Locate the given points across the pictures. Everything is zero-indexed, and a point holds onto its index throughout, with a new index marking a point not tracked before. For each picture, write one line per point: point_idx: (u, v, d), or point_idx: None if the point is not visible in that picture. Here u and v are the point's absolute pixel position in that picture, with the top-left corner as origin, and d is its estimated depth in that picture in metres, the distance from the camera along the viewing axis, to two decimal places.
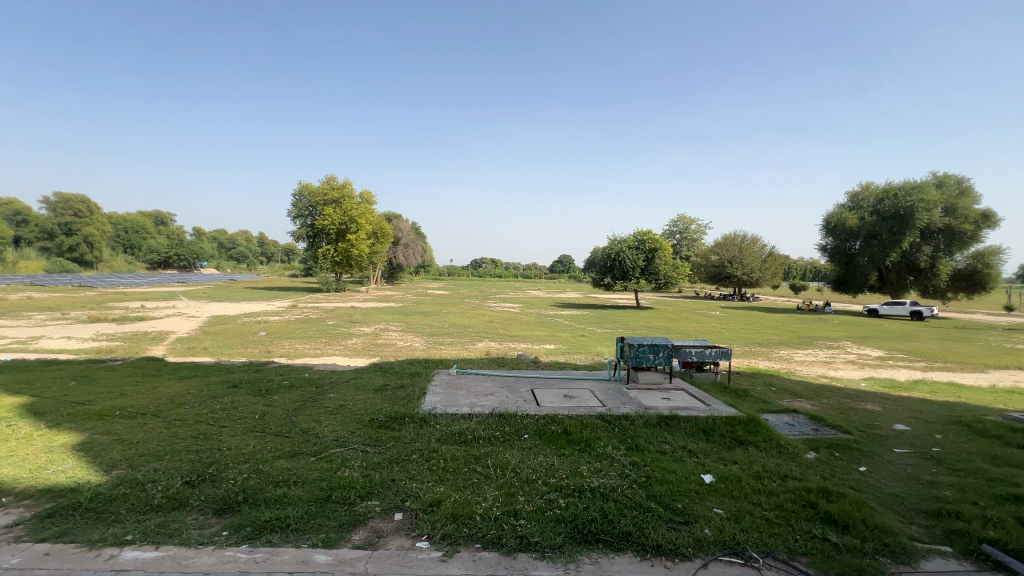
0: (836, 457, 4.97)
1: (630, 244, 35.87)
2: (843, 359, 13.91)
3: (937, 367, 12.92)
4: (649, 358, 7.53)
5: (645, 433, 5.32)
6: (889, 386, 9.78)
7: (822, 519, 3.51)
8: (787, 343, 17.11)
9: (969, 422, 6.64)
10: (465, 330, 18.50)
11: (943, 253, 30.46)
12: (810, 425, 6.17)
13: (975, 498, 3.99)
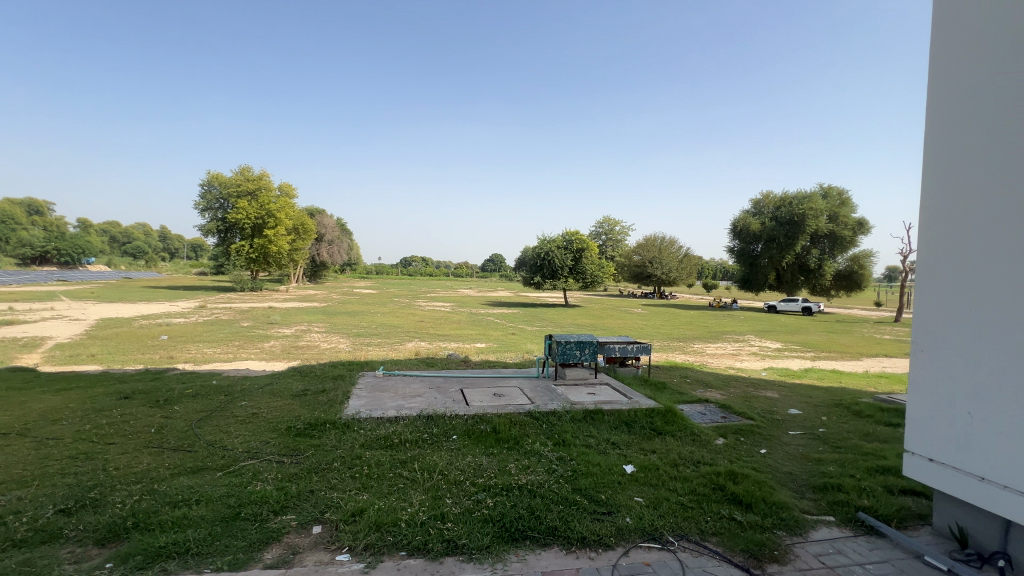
0: (741, 442, 5.42)
1: (559, 244, 36.84)
2: (748, 352, 15.29)
3: (823, 356, 14.61)
4: (576, 354, 7.75)
5: (571, 428, 5.47)
6: (785, 375, 10.89)
7: (729, 500, 3.80)
8: (700, 338, 18.45)
9: (849, 404, 7.55)
10: (395, 330, 17.99)
11: (828, 255, 34.45)
12: (719, 413, 6.68)
13: (852, 471, 4.53)
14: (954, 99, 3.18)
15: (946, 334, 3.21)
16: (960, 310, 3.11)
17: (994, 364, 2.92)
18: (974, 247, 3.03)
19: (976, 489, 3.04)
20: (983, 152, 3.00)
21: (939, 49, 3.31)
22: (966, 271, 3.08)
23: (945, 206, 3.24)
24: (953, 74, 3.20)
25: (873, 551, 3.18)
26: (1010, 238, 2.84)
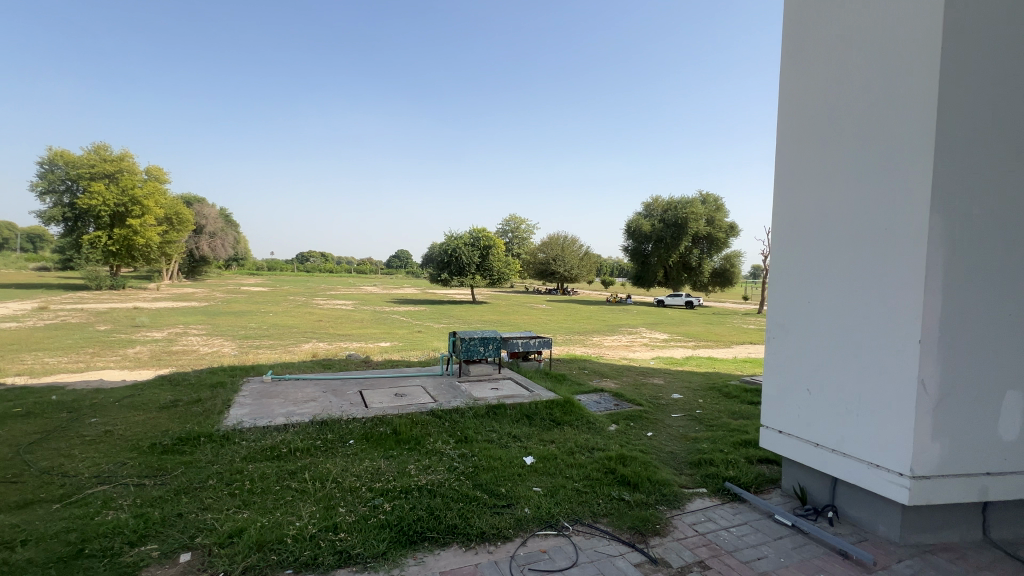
0: (631, 426, 5.86)
1: (466, 241, 36.82)
2: (640, 343, 16.62)
3: (701, 345, 16.37)
4: (479, 350, 7.79)
5: (473, 424, 5.48)
6: (669, 363, 12.02)
7: (619, 482, 4.07)
8: (599, 331, 19.62)
9: (720, 386, 8.54)
10: (289, 331, 16.68)
11: (706, 255, 38.58)
12: (612, 401, 7.16)
13: (721, 446, 5.12)
14: (799, 124, 3.73)
15: (793, 324, 3.75)
16: (803, 303, 3.67)
17: (827, 348, 3.48)
18: (814, 250, 3.58)
19: (813, 454, 3.60)
20: (819, 169, 3.55)
21: (788, 79, 3.85)
22: (808, 271, 3.63)
23: (792, 214, 3.78)
24: (799, 102, 3.75)
25: (735, 515, 3.62)
26: (838, 243, 3.40)
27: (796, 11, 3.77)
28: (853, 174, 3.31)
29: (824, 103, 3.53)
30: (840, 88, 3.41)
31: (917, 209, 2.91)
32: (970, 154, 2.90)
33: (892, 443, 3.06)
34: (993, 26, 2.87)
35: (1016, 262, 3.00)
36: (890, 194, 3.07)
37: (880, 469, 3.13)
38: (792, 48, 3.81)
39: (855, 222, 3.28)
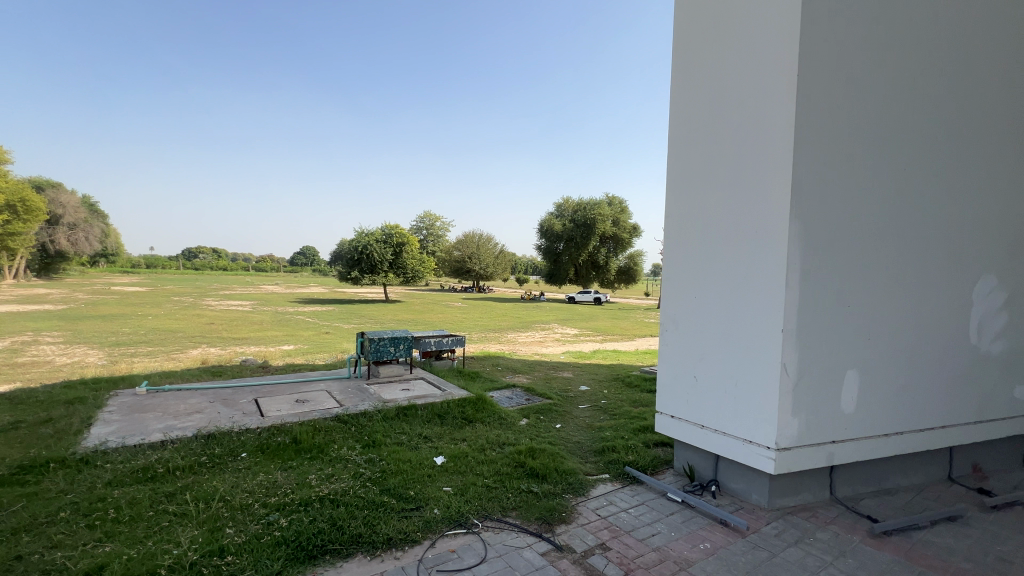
0: (541, 420, 6.04)
1: (378, 237, 35.45)
2: (551, 338, 17.21)
3: (608, 339, 17.37)
4: (389, 351, 7.54)
5: (382, 427, 5.29)
6: (578, 357, 12.60)
7: (528, 475, 4.17)
8: (513, 328, 19.97)
9: (624, 377, 9.11)
10: (171, 336, 14.87)
11: (613, 254, 40.94)
12: (523, 396, 7.33)
13: (623, 433, 5.47)
14: (688, 134, 4.08)
15: (684, 318, 4.11)
16: (692, 298, 4.03)
17: (711, 338, 3.86)
18: (700, 250, 3.95)
19: (700, 435, 3.97)
20: (705, 177, 3.91)
21: (678, 92, 4.19)
22: (695, 269, 3.99)
23: (682, 217, 4.13)
24: (687, 114, 4.09)
25: (634, 497, 3.87)
26: (720, 244, 3.78)
27: (685, 30, 4.10)
28: (732, 182, 3.70)
29: (709, 117, 3.89)
30: (721, 104, 3.78)
31: (782, 215, 3.32)
32: (821, 169, 3.37)
33: (762, 421, 3.48)
34: (837, 59, 3.34)
35: (855, 262, 3.54)
36: (761, 201, 3.47)
37: (753, 444, 3.54)
38: (682, 63, 4.14)
39: (734, 225, 3.67)
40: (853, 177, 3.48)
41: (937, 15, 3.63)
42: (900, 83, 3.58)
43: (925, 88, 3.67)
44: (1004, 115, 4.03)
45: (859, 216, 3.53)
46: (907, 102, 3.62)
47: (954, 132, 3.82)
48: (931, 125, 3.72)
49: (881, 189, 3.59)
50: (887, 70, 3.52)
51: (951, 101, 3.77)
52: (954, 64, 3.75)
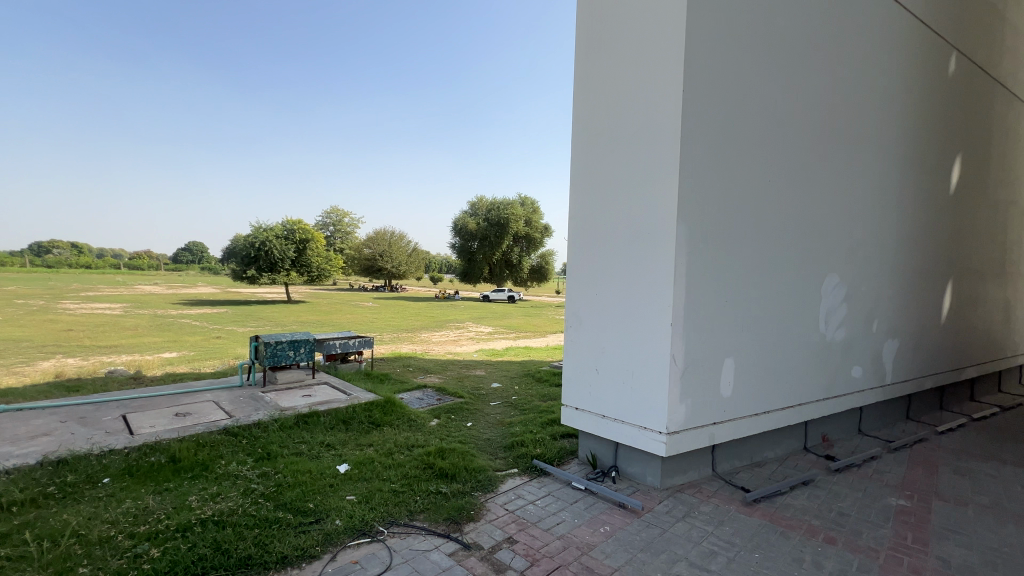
0: (452, 419, 5.99)
1: (278, 233, 32.89)
2: (465, 337, 17.19)
3: (520, 336, 17.76)
4: (288, 355, 7.01)
5: (278, 438, 4.90)
6: (490, 354, 12.72)
7: (437, 476, 4.12)
8: (426, 327, 19.60)
9: (534, 373, 9.36)
10: (13, 345, 12.51)
11: (525, 253, 41.91)
12: (434, 396, 7.22)
13: (532, 427, 5.62)
14: (589, 139, 4.27)
15: (586, 314, 4.31)
16: (593, 295, 4.24)
17: (611, 333, 4.09)
18: (600, 249, 4.17)
19: (602, 424, 4.20)
20: (604, 180, 4.13)
21: (580, 98, 4.36)
22: (596, 267, 4.20)
23: (584, 218, 4.32)
24: (588, 120, 4.29)
25: (541, 489, 3.99)
26: (618, 243, 4.02)
27: (585, 39, 4.28)
28: (628, 185, 3.95)
29: (607, 124, 4.11)
30: (618, 113, 4.02)
31: (670, 218, 3.61)
32: (703, 177, 3.73)
33: (655, 409, 3.76)
34: (715, 79, 3.72)
35: (732, 261, 3.97)
36: (653, 205, 3.75)
37: (647, 430, 3.82)
38: (582, 71, 4.32)
39: (631, 226, 3.92)
40: (729, 185, 3.90)
41: (793, 48, 4.19)
42: (765, 105, 4.07)
43: (785, 111, 4.22)
44: (842, 137, 4.74)
45: (734, 220, 3.96)
46: (771, 122, 4.13)
47: (807, 150, 4.43)
48: (790, 142, 4.28)
49: (752, 197, 4.06)
50: (755, 93, 3.99)
51: (804, 123, 4.38)
52: (805, 90, 4.34)
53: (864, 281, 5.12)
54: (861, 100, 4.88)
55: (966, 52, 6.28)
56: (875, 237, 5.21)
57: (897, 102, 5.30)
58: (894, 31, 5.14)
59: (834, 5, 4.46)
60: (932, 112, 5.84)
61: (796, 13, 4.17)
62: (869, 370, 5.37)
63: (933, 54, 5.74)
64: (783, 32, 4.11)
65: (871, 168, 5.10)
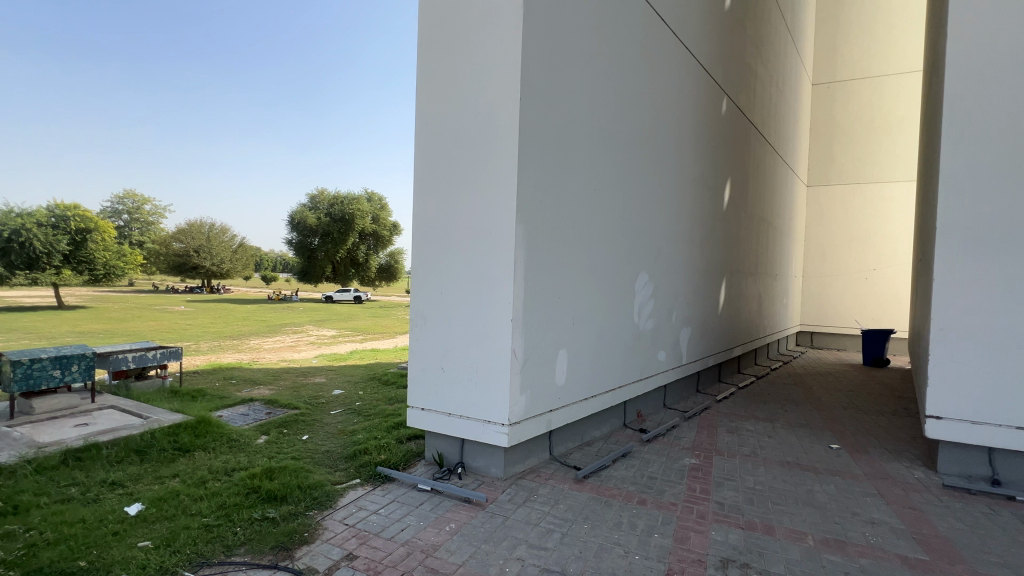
0: (283, 434, 5.38)
1: (43, 220, 25.10)
2: (305, 341, 15.70)
3: (368, 338, 16.91)
4: (53, 376, 5.50)
5: (34, 484, 3.78)
6: (333, 359, 11.82)
7: (263, 500, 3.64)
8: (256, 333, 17.33)
9: (380, 376, 8.96)
10: None
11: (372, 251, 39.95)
12: (263, 410, 6.40)
13: (376, 433, 5.36)
14: (432, 137, 4.22)
15: (431, 313, 4.25)
16: (438, 294, 4.21)
17: (456, 331, 4.12)
18: (445, 248, 4.16)
19: (448, 423, 4.21)
20: (448, 180, 4.14)
21: (422, 93, 4.27)
22: (441, 266, 4.19)
23: (428, 215, 4.26)
24: (431, 117, 4.23)
25: (385, 496, 3.82)
26: (460, 242, 4.08)
27: (427, 34, 4.21)
28: (468, 185, 4.03)
29: (450, 124, 4.12)
30: (461, 114, 4.07)
31: (509, 220, 3.80)
32: (538, 182, 4.01)
33: (498, 402, 3.92)
34: (547, 93, 4.04)
35: (564, 261, 4.35)
36: (493, 206, 3.89)
37: (490, 424, 3.96)
38: (425, 66, 4.24)
39: (473, 226, 4.01)
40: (561, 192, 4.27)
41: (607, 72, 4.76)
42: (589, 122, 4.57)
43: (605, 130, 4.80)
44: (648, 154, 5.55)
45: (565, 224, 4.34)
46: (593, 136, 4.63)
47: (623, 166, 5.10)
48: (609, 158, 4.88)
49: (579, 203, 4.50)
50: (581, 110, 4.45)
51: (620, 141, 5.02)
52: (618, 110, 4.97)
53: (666, 279, 6.10)
54: (662, 126, 5.80)
55: (732, 98, 7.93)
56: (673, 241, 6.22)
57: (687, 131, 6.43)
58: (684, 73, 6.23)
59: (640, 44, 5.23)
60: (712, 143, 7.24)
61: (609, 41, 4.74)
62: (670, 354, 6.41)
63: (712, 96, 7.12)
64: (599, 56, 4.63)
65: (669, 181, 6.07)
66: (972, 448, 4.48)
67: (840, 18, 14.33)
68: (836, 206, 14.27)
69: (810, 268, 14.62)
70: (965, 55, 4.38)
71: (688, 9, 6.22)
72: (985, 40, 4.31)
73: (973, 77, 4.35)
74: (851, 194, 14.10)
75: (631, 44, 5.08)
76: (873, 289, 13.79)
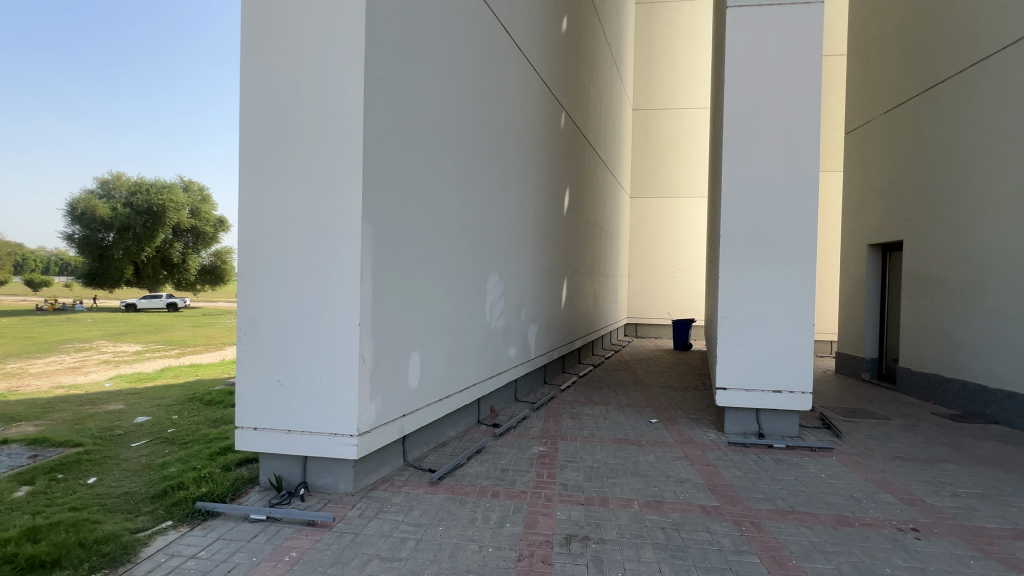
0: (58, 481, 4.24)
1: None
2: (95, 360, 12.64)
3: (186, 352, 14.34)
4: None
5: None
6: (136, 380, 9.73)
7: (22, 571, 2.80)
8: (17, 354, 13.38)
9: (202, 396, 7.67)
10: None
11: (192, 250, 33.77)
12: (25, 454, 4.95)
13: (195, 464, 4.57)
14: (263, 122, 3.75)
15: (265, 320, 3.77)
16: (273, 299, 3.76)
17: (296, 339, 3.73)
18: (281, 247, 3.74)
19: (287, 441, 3.80)
20: (284, 172, 3.72)
21: (248, 71, 3.74)
22: (276, 268, 3.75)
23: (258, 211, 3.76)
24: (261, 99, 3.75)
25: (207, 535, 3.26)
26: (298, 240, 3.72)
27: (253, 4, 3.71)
28: (307, 178, 3.69)
29: (285, 110, 3.72)
30: (298, 100, 3.69)
31: (357, 217, 3.61)
32: (386, 180, 3.88)
33: (345, 411, 3.68)
34: (393, 89, 3.93)
35: (416, 261, 4.29)
36: (338, 204, 3.64)
37: (337, 436, 3.71)
38: (250, 40, 3.73)
39: (314, 225, 3.69)
40: (411, 191, 4.20)
41: (455, 74, 4.81)
42: (439, 123, 4.58)
43: (454, 132, 4.85)
44: (495, 157, 5.75)
45: (415, 224, 4.27)
46: (441, 136, 4.63)
47: (472, 169, 5.21)
48: (459, 160, 4.94)
49: (429, 203, 4.46)
50: (430, 110, 4.43)
51: (469, 145, 5.13)
52: (466, 112, 5.05)
53: (515, 279, 6.43)
54: (508, 133, 6.08)
55: (569, 114, 8.73)
56: (520, 242, 6.57)
57: (531, 140, 6.86)
58: (528, 85, 6.63)
59: (485, 51, 5.40)
60: (553, 153, 7.86)
61: (455, 43, 4.79)
62: (520, 349, 6.76)
63: (552, 110, 7.72)
64: (446, 56, 4.65)
65: (516, 185, 6.39)
66: (747, 410, 5.66)
67: (654, 56, 16.84)
68: (654, 215, 16.72)
69: (635, 269, 16.88)
70: (735, 99, 5.51)
71: (529, 26, 6.64)
72: (748, 89, 5.49)
73: (741, 117, 5.49)
74: (664, 206, 16.66)
75: (478, 50, 5.23)
76: (680, 285, 16.50)
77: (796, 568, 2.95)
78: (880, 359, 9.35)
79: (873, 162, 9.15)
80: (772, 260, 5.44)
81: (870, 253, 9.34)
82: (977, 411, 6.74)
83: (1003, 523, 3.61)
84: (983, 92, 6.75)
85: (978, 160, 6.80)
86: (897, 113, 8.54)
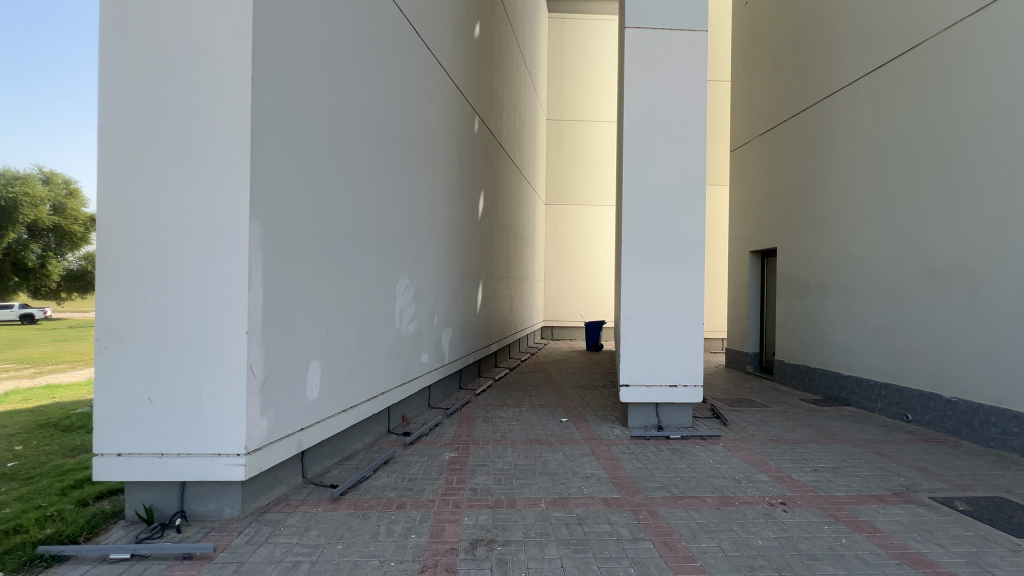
0: None
1: None
2: None
3: (47, 371, 12.22)
4: None
5: None
6: None
7: None
8: None
9: (57, 422, 6.57)
10: None
11: (54, 253, 28.07)
12: None
13: (39, 502, 3.88)
14: (130, 107, 3.30)
15: (132, 330, 3.31)
16: (143, 307, 3.32)
17: (171, 350, 3.33)
18: (153, 248, 3.32)
19: (158, 466, 3.36)
20: (157, 163, 3.32)
21: (108, 48, 3.27)
22: (148, 272, 3.32)
23: (124, 206, 3.30)
24: (127, 81, 3.29)
25: None
26: (174, 242, 3.33)
27: None
28: (186, 173, 3.33)
29: (158, 94, 3.31)
30: (173, 84, 3.31)
31: (244, 216, 3.33)
32: (278, 173, 3.62)
33: (230, 428, 3.36)
34: (287, 77, 3.69)
35: (316, 263, 4.05)
36: (227, 201, 3.33)
37: (220, 456, 3.37)
38: (112, 10, 3.25)
39: (195, 224, 3.33)
40: (307, 190, 3.93)
41: (357, 71, 4.61)
42: (340, 119, 4.37)
43: (358, 129, 4.66)
44: (404, 157, 5.60)
45: (313, 226, 4.01)
46: (341, 134, 4.38)
47: (377, 169, 5.01)
48: (362, 161, 4.73)
49: (329, 204, 4.21)
50: (329, 104, 4.20)
51: (374, 145, 4.94)
52: (370, 111, 4.87)
53: (427, 283, 6.30)
54: (417, 135, 5.95)
55: (483, 119, 8.78)
56: (431, 246, 6.44)
57: (443, 143, 6.79)
58: (438, 89, 6.57)
59: (392, 53, 5.26)
60: (466, 159, 7.88)
61: (357, 41, 4.60)
62: (432, 354, 6.61)
63: (465, 115, 7.72)
64: (346, 51, 4.43)
65: (426, 188, 6.24)
66: (647, 405, 6.03)
67: (566, 70, 17.59)
68: (568, 222, 17.37)
69: (551, 273, 17.37)
70: (634, 114, 5.88)
71: (440, 29, 6.61)
72: (645, 106, 5.89)
73: (639, 132, 5.88)
74: (576, 213, 17.39)
75: (384, 50, 5.10)
76: (593, 289, 17.28)
77: (685, 550, 3.16)
78: (761, 353, 10.48)
79: (755, 176, 10.23)
80: (667, 265, 5.87)
81: (751, 259, 10.46)
82: (834, 395, 7.79)
83: (851, 491, 4.18)
84: (840, 119, 7.79)
85: (832, 179, 7.91)
86: (773, 134, 9.61)
